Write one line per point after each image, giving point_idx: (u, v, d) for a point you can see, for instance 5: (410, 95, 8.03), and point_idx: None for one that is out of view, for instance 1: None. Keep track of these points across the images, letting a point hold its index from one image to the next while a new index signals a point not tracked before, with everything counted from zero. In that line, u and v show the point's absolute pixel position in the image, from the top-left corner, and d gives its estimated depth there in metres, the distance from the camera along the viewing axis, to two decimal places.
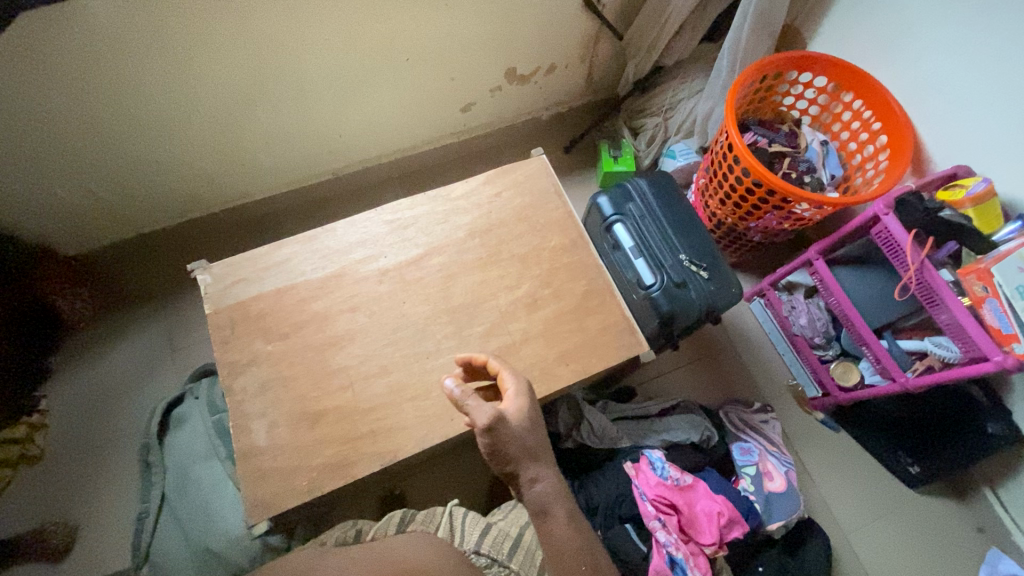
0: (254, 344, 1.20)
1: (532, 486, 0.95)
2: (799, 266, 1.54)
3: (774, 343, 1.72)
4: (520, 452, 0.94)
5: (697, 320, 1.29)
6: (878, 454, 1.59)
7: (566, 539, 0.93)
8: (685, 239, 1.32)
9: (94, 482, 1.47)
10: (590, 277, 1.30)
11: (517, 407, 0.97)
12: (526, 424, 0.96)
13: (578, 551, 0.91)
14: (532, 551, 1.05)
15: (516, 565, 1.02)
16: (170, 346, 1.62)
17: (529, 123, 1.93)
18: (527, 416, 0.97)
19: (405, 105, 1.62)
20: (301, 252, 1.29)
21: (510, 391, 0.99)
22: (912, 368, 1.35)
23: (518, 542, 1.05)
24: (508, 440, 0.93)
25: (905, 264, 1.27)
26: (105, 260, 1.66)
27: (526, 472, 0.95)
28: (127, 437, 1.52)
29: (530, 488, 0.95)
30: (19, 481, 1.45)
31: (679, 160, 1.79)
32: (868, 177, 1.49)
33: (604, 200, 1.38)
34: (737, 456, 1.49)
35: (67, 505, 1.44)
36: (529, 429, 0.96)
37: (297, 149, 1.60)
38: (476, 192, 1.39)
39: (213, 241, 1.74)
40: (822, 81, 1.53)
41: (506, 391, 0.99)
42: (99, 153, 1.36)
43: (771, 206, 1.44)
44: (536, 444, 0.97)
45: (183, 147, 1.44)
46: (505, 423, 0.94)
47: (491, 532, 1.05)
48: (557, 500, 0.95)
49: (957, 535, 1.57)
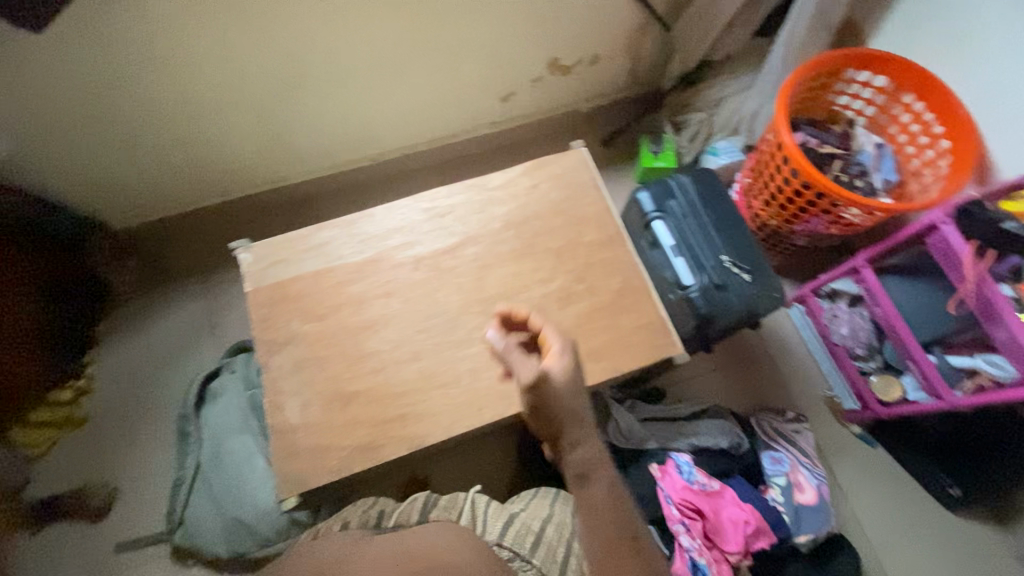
0: (292, 323, 1.23)
1: (572, 449, 0.90)
2: (845, 273, 1.48)
3: (812, 351, 1.67)
4: (566, 414, 0.89)
5: (736, 323, 1.26)
6: (917, 473, 1.54)
7: (603, 497, 0.88)
8: (728, 241, 1.28)
9: (132, 448, 1.53)
10: (626, 274, 1.28)
11: (558, 365, 0.92)
12: (569, 384, 0.91)
13: (615, 515, 0.87)
14: (554, 547, 1.03)
15: (539, 561, 1.00)
16: (207, 321, 1.67)
17: (569, 115, 1.90)
18: (568, 377, 0.91)
19: (446, 93, 1.62)
20: (340, 236, 1.30)
21: (554, 348, 0.94)
22: (960, 386, 1.28)
23: (540, 538, 1.04)
24: (549, 396, 0.89)
25: (962, 276, 1.20)
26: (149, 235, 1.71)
27: (569, 436, 0.90)
28: (165, 406, 1.57)
29: (571, 452, 0.90)
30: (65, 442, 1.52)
31: (722, 158, 1.74)
32: (925, 184, 1.41)
33: (645, 195, 1.35)
34: (767, 465, 1.44)
35: (107, 468, 1.51)
36: (574, 389, 0.91)
37: (339, 132, 1.61)
38: (514, 182, 1.38)
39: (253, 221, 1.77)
40: (882, 81, 1.45)
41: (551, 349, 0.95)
42: (148, 129, 1.40)
43: (819, 209, 1.38)
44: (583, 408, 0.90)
45: (229, 127, 1.47)
46: (544, 379, 0.90)
47: (514, 525, 1.05)
48: (600, 465, 0.90)
49: (996, 561, 1.51)
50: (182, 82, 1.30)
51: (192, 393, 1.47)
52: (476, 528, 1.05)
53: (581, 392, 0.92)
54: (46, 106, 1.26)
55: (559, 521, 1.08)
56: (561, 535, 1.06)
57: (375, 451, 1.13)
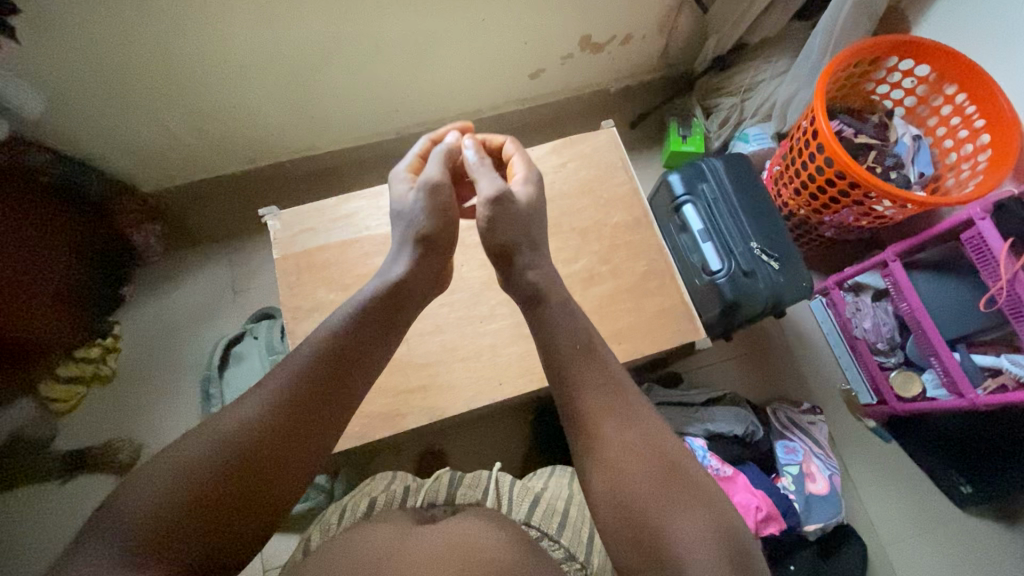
0: (318, 291, 1.24)
1: (524, 271, 0.98)
2: (872, 266, 1.47)
3: (831, 344, 1.66)
4: (521, 230, 0.98)
5: (761, 311, 1.25)
6: (930, 470, 1.54)
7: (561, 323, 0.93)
8: (758, 227, 1.27)
9: (160, 405, 1.57)
10: (651, 257, 1.27)
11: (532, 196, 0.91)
12: (531, 212, 1.01)
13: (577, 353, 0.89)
14: (579, 528, 1.04)
15: (566, 541, 1.01)
16: (231, 287, 1.70)
17: (597, 94, 1.88)
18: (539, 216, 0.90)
19: (474, 67, 1.60)
20: (366, 207, 1.31)
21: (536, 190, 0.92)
22: (983, 385, 1.27)
23: (566, 518, 1.05)
24: (510, 217, 0.97)
25: (995, 275, 1.19)
26: (176, 199, 1.73)
27: (523, 258, 0.98)
28: (192, 365, 1.61)
29: (523, 275, 0.98)
30: (97, 395, 1.57)
31: (752, 145, 1.71)
32: (962, 178, 1.38)
33: (676, 177, 1.34)
34: (781, 454, 1.45)
35: (133, 424, 1.55)
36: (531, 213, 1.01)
37: (364, 104, 1.61)
38: (543, 160, 1.37)
39: (280, 189, 1.79)
40: (924, 71, 1.42)
41: (517, 176, 1.07)
42: (182, 94, 1.40)
43: (850, 200, 1.36)
44: (536, 232, 1.00)
45: (260, 96, 1.47)
46: (508, 200, 0.96)
47: (539, 506, 1.06)
48: (551, 288, 0.97)
49: (1004, 560, 1.51)
50: (217, 49, 1.30)
51: (216, 356, 1.50)
52: (504, 509, 1.06)
53: (539, 231, 1.02)
54: (82, 66, 1.26)
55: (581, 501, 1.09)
56: (583, 516, 1.07)
57: (398, 420, 1.15)
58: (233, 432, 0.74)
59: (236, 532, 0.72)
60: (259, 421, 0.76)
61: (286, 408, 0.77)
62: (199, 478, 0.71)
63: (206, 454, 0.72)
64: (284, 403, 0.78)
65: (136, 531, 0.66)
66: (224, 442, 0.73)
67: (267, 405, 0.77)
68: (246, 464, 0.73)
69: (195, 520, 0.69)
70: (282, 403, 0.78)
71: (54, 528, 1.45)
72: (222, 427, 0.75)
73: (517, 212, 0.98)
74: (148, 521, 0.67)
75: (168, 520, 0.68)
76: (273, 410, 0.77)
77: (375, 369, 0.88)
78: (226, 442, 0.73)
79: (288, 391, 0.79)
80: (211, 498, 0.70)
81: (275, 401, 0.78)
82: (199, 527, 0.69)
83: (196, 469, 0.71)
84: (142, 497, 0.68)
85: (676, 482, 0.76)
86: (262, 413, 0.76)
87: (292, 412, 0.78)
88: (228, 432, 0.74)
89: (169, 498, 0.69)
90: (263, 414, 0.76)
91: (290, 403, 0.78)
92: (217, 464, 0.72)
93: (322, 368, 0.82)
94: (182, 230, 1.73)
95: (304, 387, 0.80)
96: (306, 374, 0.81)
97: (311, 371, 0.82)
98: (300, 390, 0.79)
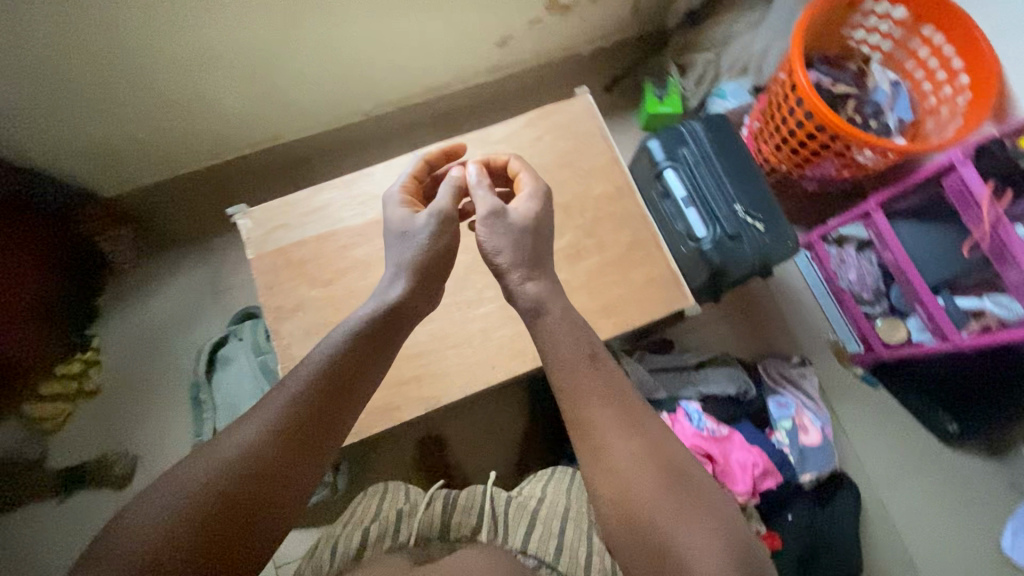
0: (299, 289, 1.21)
1: (522, 284, 0.94)
2: (855, 218, 1.47)
3: (818, 298, 1.68)
4: (520, 250, 0.95)
5: (749, 273, 1.25)
6: (918, 412, 1.58)
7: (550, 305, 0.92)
8: (742, 189, 1.25)
9: (153, 414, 1.55)
10: (635, 227, 1.25)
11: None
12: (533, 230, 0.97)
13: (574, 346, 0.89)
14: (577, 548, 1.02)
15: (563, 568, 1.00)
16: (211, 289, 1.65)
17: (569, 59, 1.82)
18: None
19: (438, 40, 1.52)
20: (340, 198, 1.27)
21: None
22: (967, 328, 1.28)
23: (562, 541, 1.03)
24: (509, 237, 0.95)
25: (978, 219, 1.20)
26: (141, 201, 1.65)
27: (521, 272, 0.95)
28: (181, 371, 1.58)
29: (523, 288, 0.95)
30: (87, 409, 1.54)
31: (730, 101, 1.67)
32: (941, 122, 1.36)
33: (655, 143, 1.31)
34: (773, 409, 1.48)
35: (127, 436, 1.52)
36: (532, 231, 0.97)
37: (327, 85, 1.52)
38: (518, 134, 1.33)
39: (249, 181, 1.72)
40: (901, 12, 1.38)
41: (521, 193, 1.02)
42: (132, 91, 1.32)
43: (831, 152, 1.34)
44: (537, 249, 0.97)
45: (216, 86, 1.39)
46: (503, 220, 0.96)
47: (536, 530, 1.04)
48: (553, 299, 0.94)
49: (989, 492, 1.57)
50: (160, 40, 1.22)
51: (203, 363, 1.48)
52: (499, 540, 1.04)
53: (543, 248, 0.98)
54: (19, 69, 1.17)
55: (579, 514, 1.07)
56: (581, 532, 1.05)
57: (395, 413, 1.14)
58: (236, 453, 0.75)
59: (241, 555, 0.72)
60: (261, 439, 0.77)
61: (286, 426, 0.78)
62: (202, 499, 0.71)
63: (210, 476, 0.73)
64: (284, 422, 0.79)
65: (141, 559, 0.66)
66: (229, 462, 0.74)
67: (269, 425, 0.78)
68: (248, 485, 0.74)
69: (199, 542, 0.69)
70: (285, 423, 0.79)
71: (59, 545, 1.44)
72: (225, 447, 0.76)
73: (517, 232, 0.96)
74: (152, 548, 0.67)
75: (171, 546, 0.68)
76: (275, 429, 0.78)
77: (373, 379, 0.88)
78: (228, 461, 0.74)
79: (287, 410, 0.80)
80: (215, 520, 0.71)
81: (276, 421, 0.78)
82: (204, 551, 0.69)
83: (199, 490, 0.72)
84: (146, 522, 0.69)
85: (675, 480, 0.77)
86: (263, 432, 0.77)
87: (293, 430, 0.78)
88: (232, 452, 0.75)
89: (173, 521, 0.69)
90: (266, 431, 0.77)
91: (289, 421, 0.79)
92: (223, 485, 0.73)
93: (319, 386, 0.82)
94: (153, 232, 1.67)
95: (299, 409, 0.80)
96: (305, 393, 0.81)
97: (315, 388, 0.82)
98: (295, 413, 0.80)
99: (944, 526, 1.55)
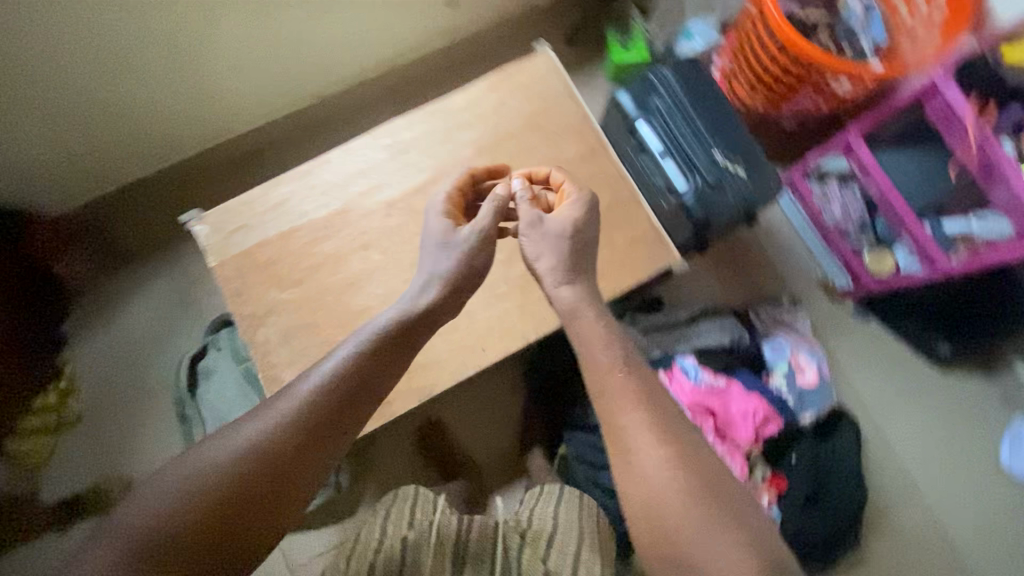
0: (269, 294, 1.14)
1: (557, 288, 0.90)
2: (836, 150, 1.42)
3: (802, 236, 1.64)
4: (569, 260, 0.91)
5: (733, 222, 1.21)
6: (910, 338, 1.58)
7: None
8: (718, 136, 1.21)
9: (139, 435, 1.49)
10: (613, 186, 1.19)
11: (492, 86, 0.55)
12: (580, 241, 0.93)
13: None
14: None
15: None
16: (179, 302, 1.55)
17: (524, 14, 1.72)
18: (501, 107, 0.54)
19: (382, 8, 1.42)
20: (298, 190, 1.19)
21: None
22: (954, 252, 1.28)
23: None
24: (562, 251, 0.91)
25: (965, 142, 1.22)
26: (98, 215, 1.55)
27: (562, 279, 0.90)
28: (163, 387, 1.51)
29: (556, 292, 0.91)
30: (71, 437, 1.48)
31: (697, 42, 1.58)
32: (916, 40, 1.30)
33: (624, 96, 1.25)
34: (770, 354, 1.46)
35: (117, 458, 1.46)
36: (579, 240, 0.93)
37: (257, 57, 1.38)
38: (479, 101, 1.25)
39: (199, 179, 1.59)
40: None
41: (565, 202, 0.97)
42: (27, 79, 1.19)
43: (807, 83, 1.29)
44: (579, 259, 0.92)
45: (130, 71, 1.27)
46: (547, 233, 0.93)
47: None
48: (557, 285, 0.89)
49: (986, 408, 1.59)
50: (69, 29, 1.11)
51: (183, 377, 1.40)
52: None
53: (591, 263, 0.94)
54: None
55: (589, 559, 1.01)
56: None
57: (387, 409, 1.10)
58: (247, 451, 0.73)
59: (247, 551, 0.72)
60: (274, 439, 0.74)
61: (297, 428, 0.75)
62: (209, 498, 0.70)
63: (221, 474, 0.72)
64: (295, 422, 0.76)
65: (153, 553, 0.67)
66: (240, 462, 0.72)
67: (282, 424, 0.75)
68: (258, 485, 0.72)
69: (208, 541, 0.69)
70: (296, 423, 0.76)
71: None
72: (234, 447, 0.74)
73: (569, 247, 0.92)
74: (163, 542, 0.68)
75: (183, 544, 0.68)
76: (287, 429, 0.75)
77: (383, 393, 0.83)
78: (240, 461, 0.73)
79: (299, 409, 0.77)
80: (223, 519, 0.70)
81: (288, 422, 0.76)
82: (214, 550, 0.70)
83: (208, 490, 0.71)
84: (157, 516, 0.69)
85: (679, 460, 0.76)
86: (275, 432, 0.75)
87: (303, 433, 0.76)
88: (244, 450, 0.73)
89: (182, 518, 0.69)
90: (279, 432, 0.75)
91: (299, 424, 0.76)
92: (233, 484, 0.71)
93: (329, 387, 0.79)
94: (112, 249, 1.56)
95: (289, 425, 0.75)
96: (315, 394, 0.78)
97: (326, 390, 0.78)
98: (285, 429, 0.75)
99: (943, 446, 1.57)
